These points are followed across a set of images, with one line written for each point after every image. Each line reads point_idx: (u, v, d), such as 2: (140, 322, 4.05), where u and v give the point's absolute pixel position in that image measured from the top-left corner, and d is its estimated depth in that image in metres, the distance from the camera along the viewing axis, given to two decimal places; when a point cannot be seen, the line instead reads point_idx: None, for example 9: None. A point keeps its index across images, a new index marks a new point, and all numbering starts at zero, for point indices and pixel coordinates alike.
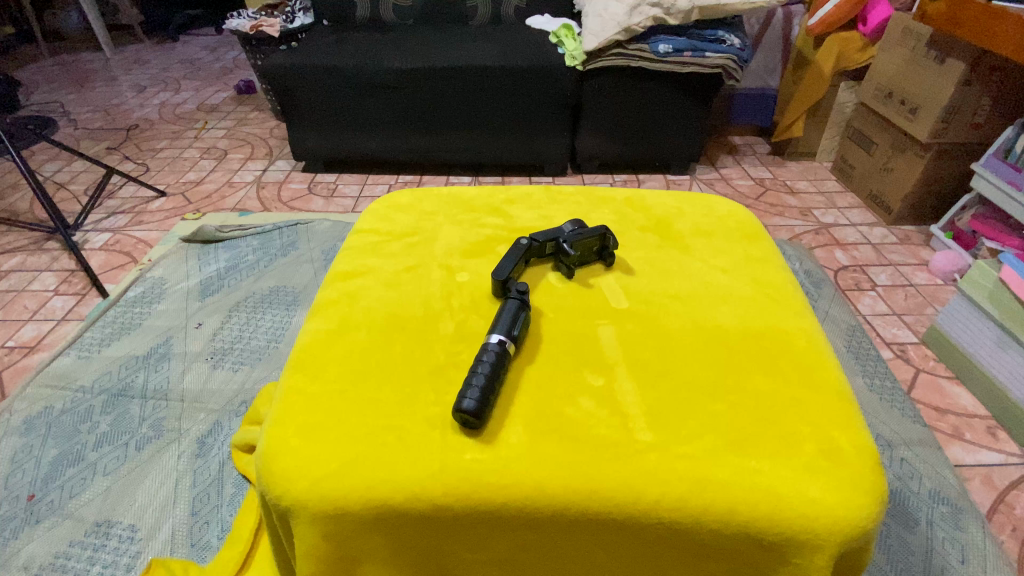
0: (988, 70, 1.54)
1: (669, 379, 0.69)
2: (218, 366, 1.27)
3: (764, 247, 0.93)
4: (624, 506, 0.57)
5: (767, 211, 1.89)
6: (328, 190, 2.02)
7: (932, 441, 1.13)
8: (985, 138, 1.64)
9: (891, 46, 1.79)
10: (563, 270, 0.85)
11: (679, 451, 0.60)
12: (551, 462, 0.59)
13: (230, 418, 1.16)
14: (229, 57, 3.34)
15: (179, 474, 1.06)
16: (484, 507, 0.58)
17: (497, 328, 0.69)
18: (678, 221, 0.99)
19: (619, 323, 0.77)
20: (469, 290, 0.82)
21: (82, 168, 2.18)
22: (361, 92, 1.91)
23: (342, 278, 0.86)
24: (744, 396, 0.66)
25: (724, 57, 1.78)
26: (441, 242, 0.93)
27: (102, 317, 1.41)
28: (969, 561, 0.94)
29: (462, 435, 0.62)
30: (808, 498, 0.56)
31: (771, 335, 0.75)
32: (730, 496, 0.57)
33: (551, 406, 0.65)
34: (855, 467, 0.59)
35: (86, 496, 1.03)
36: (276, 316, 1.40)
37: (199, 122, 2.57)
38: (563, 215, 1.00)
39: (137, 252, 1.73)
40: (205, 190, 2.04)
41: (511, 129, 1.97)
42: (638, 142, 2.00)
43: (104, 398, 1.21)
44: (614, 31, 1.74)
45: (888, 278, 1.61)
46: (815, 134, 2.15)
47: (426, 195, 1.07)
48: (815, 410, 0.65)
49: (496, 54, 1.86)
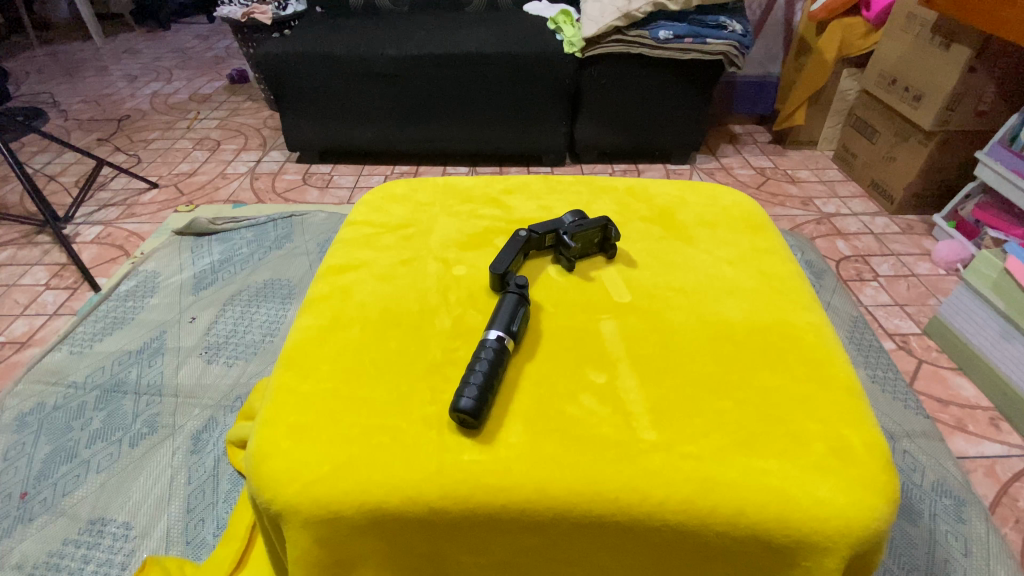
0: (993, 56, 1.51)
1: (672, 375, 0.66)
2: (212, 361, 1.25)
3: (769, 238, 0.91)
4: (627, 507, 0.55)
5: (768, 201, 1.87)
6: (323, 180, 1.99)
7: (935, 432, 1.11)
8: (990, 126, 1.62)
9: (895, 32, 1.76)
10: (563, 263, 0.82)
11: (684, 450, 0.58)
12: (553, 463, 0.57)
13: (225, 413, 1.14)
14: (222, 45, 3.28)
15: (173, 471, 1.04)
16: (482, 510, 0.56)
17: (495, 323, 0.67)
18: (681, 211, 0.96)
19: (621, 317, 0.74)
20: (466, 284, 0.80)
21: (73, 160, 2.14)
22: (356, 80, 1.87)
23: (335, 272, 0.83)
24: (752, 393, 0.64)
25: (726, 44, 1.75)
26: (437, 233, 0.91)
27: (94, 312, 1.39)
28: (972, 554, 0.93)
29: (459, 435, 0.59)
30: (818, 498, 0.55)
31: (778, 330, 0.72)
32: (738, 497, 0.55)
33: (552, 404, 0.63)
34: (865, 466, 0.57)
35: (79, 493, 1.01)
36: (271, 310, 1.37)
37: (191, 112, 2.53)
38: (563, 205, 0.97)
39: (129, 245, 1.70)
40: (197, 181, 2.00)
41: (509, 118, 1.93)
42: (638, 131, 1.97)
43: (97, 394, 1.19)
44: (614, 17, 1.71)
45: (890, 269, 1.59)
46: (816, 122, 2.12)
47: (421, 185, 1.04)
48: (824, 408, 0.63)
49: (493, 41, 1.83)
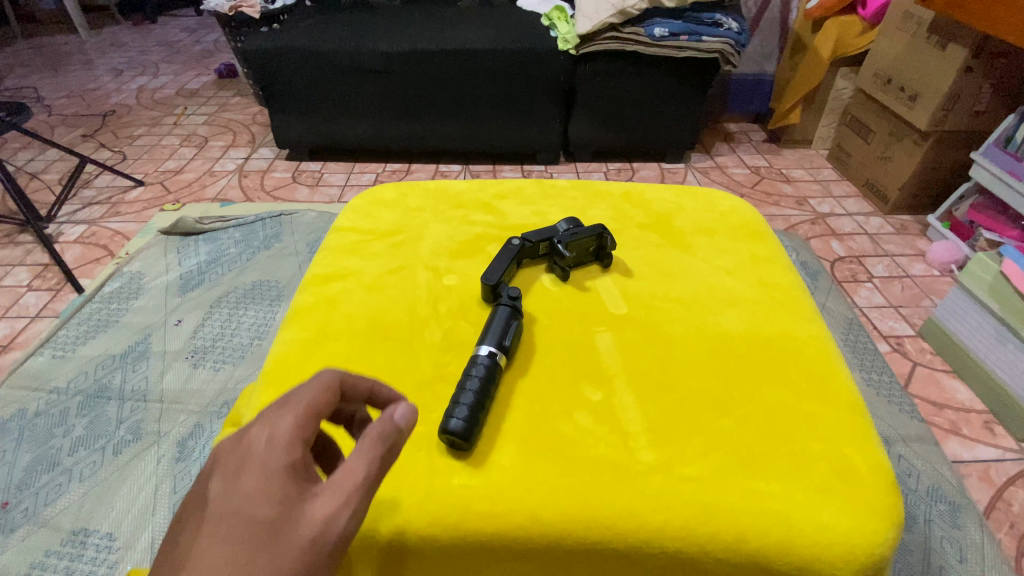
0: (991, 55, 1.49)
1: (670, 392, 0.64)
2: (199, 366, 1.21)
3: (769, 245, 0.89)
4: (624, 535, 0.53)
5: (764, 200, 1.85)
6: (313, 178, 1.95)
7: (930, 436, 1.10)
8: (985, 127, 1.60)
9: (891, 31, 1.74)
10: (558, 271, 0.80)
11: (682, 472, 0.56)
12: (546, 487, 0.55)
13: (212, 420, 1.11)
14: (210, 39, 3.22)
15: (159, 479, 1.01)
16: (473, 538, 0.54)
17: (486, 338, 0.64)
18: (679, 218, 0.94)
19: (617, 329, 0.72)
20: (457, 294, 0.77)
21: (56, 157, 2.09)
22: (346, 76, 1.84)
23: (321, 282, 0.81)
24: (752, 411, 0.62)
25: (721, 41, 1.73)
26: (428, 241, 0.88)
27: (77, 315, 1.35)
28: (967, 560, 0.92)
29: (449, 457, 0.58)
30: (821, 523, 0.53)
31: (780, 343, 0.71)
32: (739, 523, 0.53)
33: (547, 423, 0.61)
34: (870, 489, 0.56)
35: (61, 503, 0.98)
36: (259, 312, 1.33)
37: (178, 107, 2.48)
38: (557, 212, 0.95)
39: (114, 245, 1.66)
40: (184, 179, 1.96)
41: (502, 114, 1.90)
42: (632, 129, 1.94)
43: (79, 400, 1.15)
44: (609, 14, 1.70)
45: (885, 269, 1.57)
46: (812, 121, 2.10)
47: (410, 190, 1.01)
48: (827, 426, 0.61)
49: (486, 37, 1.79)
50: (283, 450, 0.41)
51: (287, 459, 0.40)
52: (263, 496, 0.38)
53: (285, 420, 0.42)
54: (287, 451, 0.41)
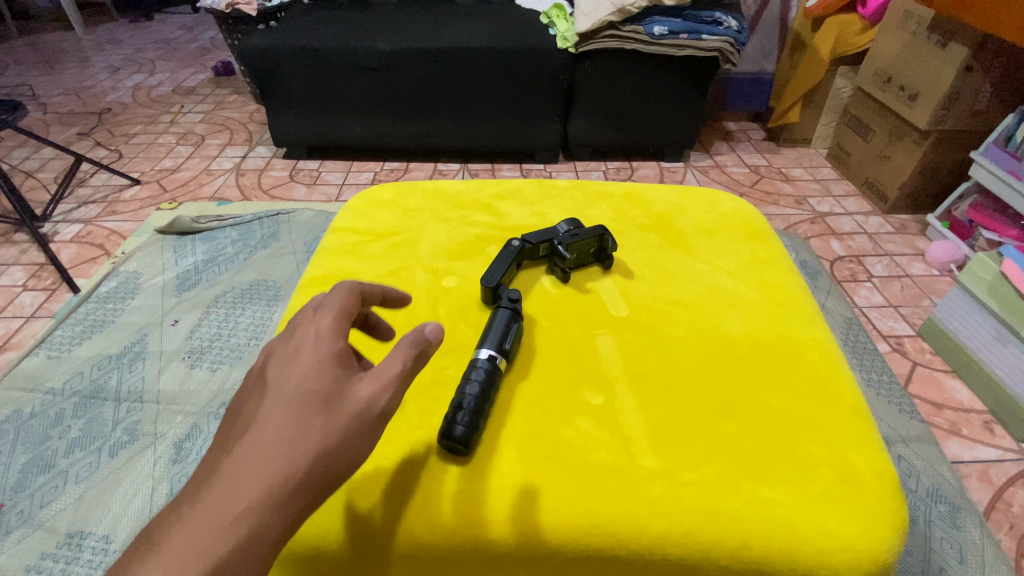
0: (990, 54, 1.49)
1: (672, 396, 0.64)
2: (196, 366, 1.20)
3: (771, 247, 0.88)
4: (626, 542, 0.53)
5: (763, 199, 1.84)
6: (311, 177, 1.94)
7: (930, 437, 1.10)
8: (985, 126, 1.60)
9: (890, 29, 1.73)
10: (558, 273, 0.79)
11: (685, 477, 0.56)
12: (547, 493, 0.55)
13: (209, 421, 1.09)
14: (207, 36, 3.20)
15: (155, 481, 1.00)
16: (471, 545, 0.53)
17: (486, 341, 0.64)
18: (679, 219, 0.93)
19: (618, 332, 0.71)
20: (456, 296, 0.77)
21: (52, 156, 2.08)
22: (344, 75, 1.82)
23: (318, 284, 0.80)
24: (754, 415, 0.62)
25: (721, 40, 1.73)
26: (426, 241, 0.87)
27: (72, 315, 1.34)
28: (968, 561, 0.91)
29: (447, 462, 0.57)
30: (825, 529, 0.52)
31: (782, 346, 0.70)
32: (742, 530, 0.52)
33: (548, 428, 0.60)
34: (874, 494, 0.55)
35: (57, 505, 0.97)
36: (257, 312, 1.32)
37: (175, 105, 2.46)
38: (557, 212, 0.94)
39: (110, 244, 1.65)
40: (181, 177, 1.95)
41: (501, 113, 1.89)
42: (632, 127, 1.94)
43: (75, 401, 1.14)
44: (608, 12, 1.69)
45: (884, 269, 1.57)
46: (811, 120, 2.09)
47: (409, 190, 1.00)
48: (831, 430, 0.60)
49: (485, 35, 1.78)
50: (309, 381, 0.46)
51: (299, 416, 0.44)
52: (305, 396, 0.45)
53: (315, 338, 0.49)
54: (334, 339, 0.48)
